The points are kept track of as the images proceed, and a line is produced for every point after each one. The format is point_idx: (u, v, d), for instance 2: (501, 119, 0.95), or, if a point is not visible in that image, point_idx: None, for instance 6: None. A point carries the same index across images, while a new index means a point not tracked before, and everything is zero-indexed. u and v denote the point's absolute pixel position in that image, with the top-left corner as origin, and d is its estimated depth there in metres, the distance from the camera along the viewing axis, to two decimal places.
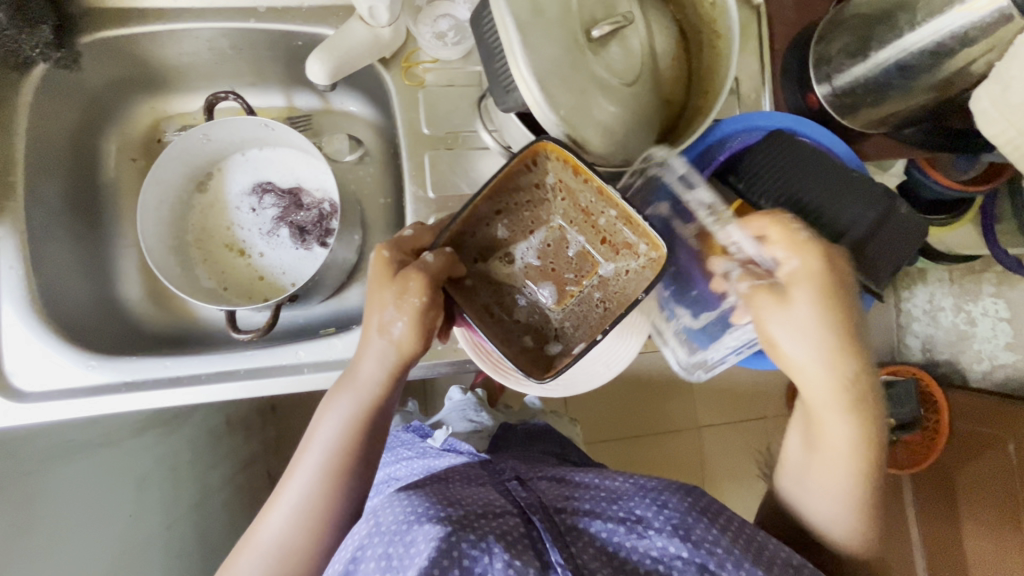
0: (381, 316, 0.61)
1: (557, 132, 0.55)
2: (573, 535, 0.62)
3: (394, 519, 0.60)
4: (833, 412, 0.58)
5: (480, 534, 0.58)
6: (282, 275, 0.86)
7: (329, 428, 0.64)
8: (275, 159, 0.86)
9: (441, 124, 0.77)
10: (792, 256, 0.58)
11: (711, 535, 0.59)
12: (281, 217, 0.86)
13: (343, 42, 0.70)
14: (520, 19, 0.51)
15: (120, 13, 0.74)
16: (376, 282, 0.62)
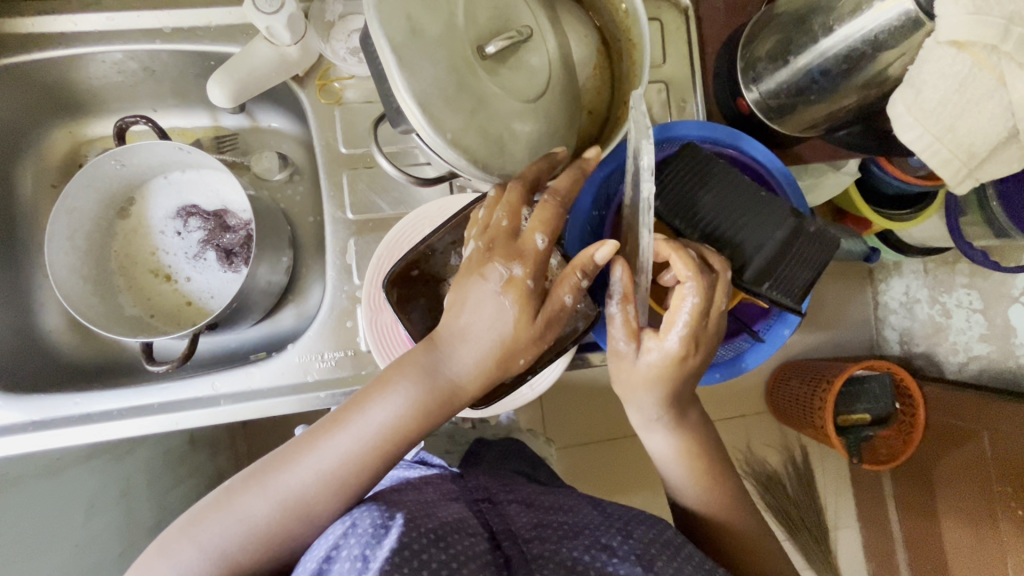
0: (485, 307, 0.55)
1: (449, 155, 0.52)
2: (540, 561, 0.57)
3: (371, 521, 0.55)
4: (652, 425, 0.65)
5: (452, 552, 0.54)
6: (210, 299, 0.84)
7: (387, 411, 0.59)
8: (198, 182, 0.84)
9: (359, 143, 0.75)
10: (670, 333, 0.56)
11: (672, 565, 0.58)
12: (207, 240, 0.85)
13: (246, 62, 0.67)
14: (395, 40, 0.49)
15: (22, 40, 0.72)
16: (506, 295, 0.54)
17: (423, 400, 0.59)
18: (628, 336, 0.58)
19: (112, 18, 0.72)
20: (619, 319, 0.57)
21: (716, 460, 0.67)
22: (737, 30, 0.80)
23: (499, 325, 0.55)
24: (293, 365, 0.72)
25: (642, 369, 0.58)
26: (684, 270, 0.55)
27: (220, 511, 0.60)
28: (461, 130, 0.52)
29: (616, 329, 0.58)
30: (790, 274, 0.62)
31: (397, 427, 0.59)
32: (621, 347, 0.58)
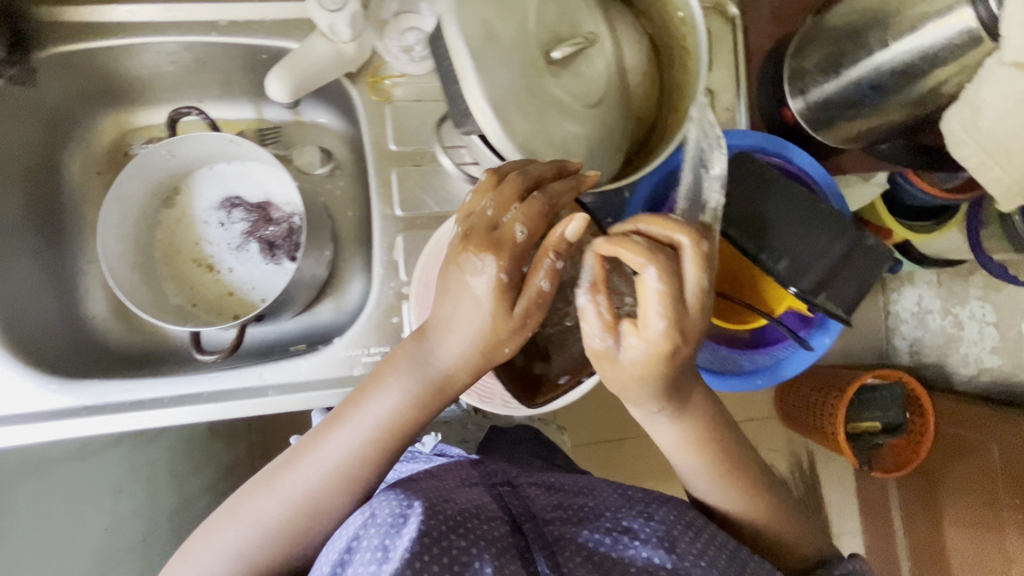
0: (465, 293, 0.53)
1: (516, 158, 0.53)
2: (561, 544, 0.58)
3: (389, 511, 0.56)
4: (658, 421, 0.61)
5: (471, 538, 0.55)
6: (251, 291, 0.85)
7: (382, 402, 0.60)
8: (242, 174, 0.85)
9: (409, 141, 0.76)
10: (648, 327, 0.50)
11: (695, 546, 0.59)
12: (250, 232, 0.85)
13: (304, 59, 0.68)
14: (471, 44, 0.49)
15: (79, 28, 0.72)
16: (482, 288, 0.52)
17: (418, 395, 0.59)
18: (607, 327, 0.52)
19: (168, 9, 0.73)
20: (595, 313, 0.52)
21: (735, 452, 0.65)
22: (783, 39, 0.81)
23: (477, 317, 0.53)
24: (340, 358, 0.72)
25: (627, 368, 0.53)
26: (638, 259, 0.49)
27: (232, 518, 0.60)
28: (526, 137, 0.53)
29: (590, 324, 0.53)
30: (843, 284, 0.63)
31: (393, 420, 0.60)
32: (599, 345, 0.53)
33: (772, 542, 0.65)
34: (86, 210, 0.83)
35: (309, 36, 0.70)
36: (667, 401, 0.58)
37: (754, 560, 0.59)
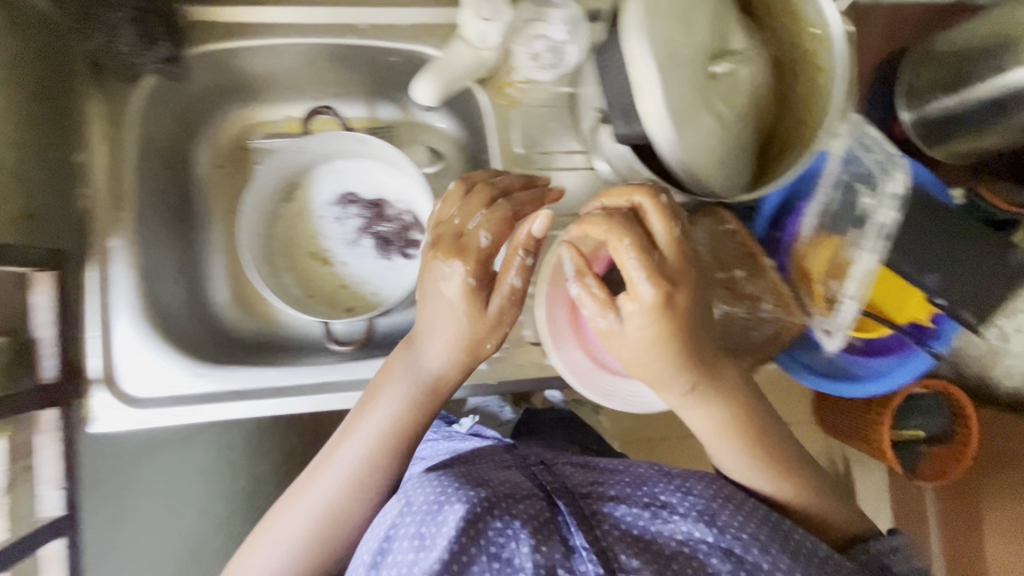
0: (432, 289, 0.62)
1: (685, 169, 0.57)
2: (597, 518, 0.60)
3: (424, 498, 0.59)
4: (687, 406, 0.61)
5: (505, 516, 0.57)
6: (363, 284, 0.88)
7: (386, 410, 0.64)
8: (359, 172, 0.88)
9: (533, 146, 0.80)
10: (638, 287, 0.53)
11: (736, 519, 0.58)
12: (365, 228, 0.89)
13: (451, 64, 0.71)
14: (658, 60, 0.52)
15: (221, 27, 0.74)
16: (454, 292, 0.60)
17: (418, 398, 0.64)
18: (601, 306, 0.56)
19: (307, 10, 0.74)
20: (589, 295, 0.56)
21: (762, 427, 0.64)
22: (892, 56, 0.83)
23: (452, 314, 0.61)
24: None
25: (630, 343, 0.56)
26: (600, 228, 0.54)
27: (264, 538, 0.64)
28: (695, 149, 0.56)
29: (589, 307, 0.56)
30: (979, 294, 0.66)
31: (401, 418, 0.64)
32: (603, 324, 0.56)
33: (810, 517, 0.64)
34: (209, 203, 0.85)
35: (450, 40, 0.71)
36: (692, 377, 0.58)
37: (799, 533, 0.58)
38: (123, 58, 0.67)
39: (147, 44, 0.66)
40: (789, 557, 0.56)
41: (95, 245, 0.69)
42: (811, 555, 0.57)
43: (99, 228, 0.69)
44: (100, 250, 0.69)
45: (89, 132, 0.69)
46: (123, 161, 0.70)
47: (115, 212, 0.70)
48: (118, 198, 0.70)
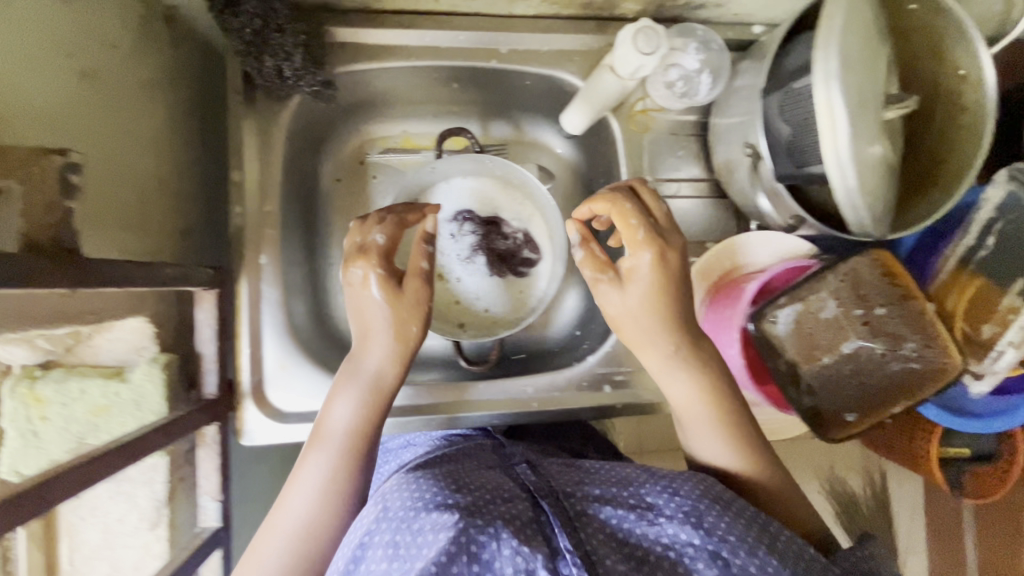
0: (358, 295, 0.65)
1: (858, 214, 0.58)
2: (585, 521, 0.50)
3: (402, 503, 0.50)
4: (676, 385, 0.63)
5: (488, 518, 0.47)
6: (476, 300, 0.89)
7: (342, 411, 0.62)
8: (477, 190, 0.88)
9: (661, 172, 0.82)
10: (636, 250, 0.62)
11: (724, 521, 0.48)
12: (479, 245, 0.89)
13: (600, 95, 0.72)
14: (849, 108, 0.54)
15: (365, 48, 0.73)
16: (374, 293, 0.64)
17: (368, 395, 0.62)
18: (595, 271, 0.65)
19: (452, 33, 0.74)
20: (585, 259, 0.66)
21: (736, 397, 0.63)
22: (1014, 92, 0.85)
23: (383, 313, 0.64)
24: (596, 379, 0.80)
25: (632, 305, 0.64)
26: (599, 207, 0.64)
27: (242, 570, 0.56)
28: (871, 193, 0.57)
29: (585, 272, 0.66)
30: None
31: (365, 410, 0.62)
32: (603, 279, 0.65)
33: (777, 506, 0.57)
34: (329, 215, 0.86)
35: (595, 73, 0.71)
36: (682, 339, 0.63)
37: (789, 536, 0.49)
38: (288, 82, 0.68)
39: (313, 66, 0.67)
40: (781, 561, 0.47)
41: (247, 261, 0.70)
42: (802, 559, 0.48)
43: (251, 244, 0.70)
44: (252, 266, 0.70)
45: (244, 150, 0.70)
46: (271, 178, 0.71)
47: (264, 229, 0.71)
48: (268, 216, 0.71)
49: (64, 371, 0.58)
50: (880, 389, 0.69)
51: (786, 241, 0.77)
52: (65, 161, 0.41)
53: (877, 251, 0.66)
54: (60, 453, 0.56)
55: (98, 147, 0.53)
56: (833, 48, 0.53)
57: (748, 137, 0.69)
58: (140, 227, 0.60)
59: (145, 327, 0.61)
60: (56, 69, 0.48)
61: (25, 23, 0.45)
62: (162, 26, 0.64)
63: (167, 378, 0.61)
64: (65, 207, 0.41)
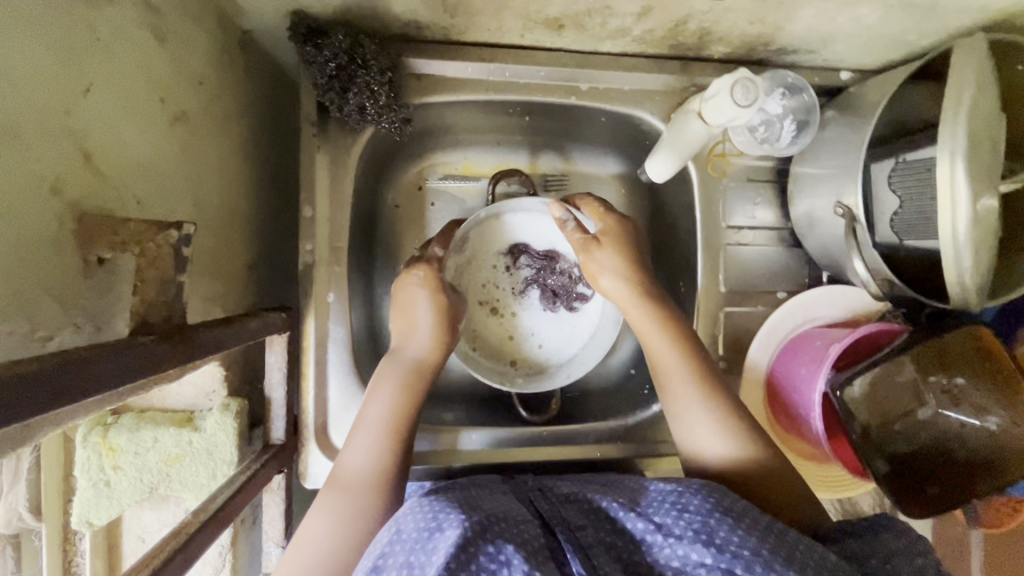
0: (403, 292, 0.66)
1: (967, 289, 0.55)
2: (595, 550, 0.46)
3: (414, 524, 0.45)
4: (659, 347, 0.65)
5: (499, 540, 0.43)
6: (531, 337, 0.83)
7: (382, 402, 0.60)
8: (534, 219, 0.80)
9: (737, 218, 0.78)
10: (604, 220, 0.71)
11: (737, 535, 0.43)
12: (535, 279, 0.82)
13: (691, 142, 0.69)
14: (973, 185, 0.51)
15: (442, 80, 0.70)
16: (417, 288, 0.66)
17: (404, 385, 0.61)
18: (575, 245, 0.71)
19: (532, 66, 0.70)
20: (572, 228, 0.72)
21: (710, 368, 0.65)
22: None
23: (423, 300, 0.65)
24: (660, 429, 0.77)
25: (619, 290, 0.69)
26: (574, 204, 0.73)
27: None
28: (984, 272, 0.55)
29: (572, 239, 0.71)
30: None
31: (398, 412, 0.60)
32: (585, 240, 0.70)
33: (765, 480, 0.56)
34: (387, 243, 0.82)
35: (680, 119, 0.69)
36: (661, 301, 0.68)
37: (806, 543, 0.44)
38: (367, 118, 0.65)
39: (394, 101, 0.65)
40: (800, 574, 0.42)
41: (314, 298, 0.68)
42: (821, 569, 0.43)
43: (319, 282, 0.68)
44: (319, 303, 0.68)
45: (315, 184, 0.67)
46: (341, 214, 0.68)
47: (333, 266, 0.68)
48: (337, 254, 0.68)
49: (135, 417, 0.57)
50: (962, 466, 0.67)
51: (857, 295, 0.75)
52: (180, 235, 0.39)
53: (975, 326, 0.64)
54: (130, 501, 0.58)
55: (187, 192, 0.51)
56: (959, 127, 0.51)
57: (838, 196, 0.66)
58: (215, 270, 0.58)
59: (217, 371, 0.58)
60: (153, 117, 0.46)
61: (129, 73, 0.43)
62: (238, 51, 0.60)
63: (239, 426, 0.58)
64: (178, 283, 0.39)
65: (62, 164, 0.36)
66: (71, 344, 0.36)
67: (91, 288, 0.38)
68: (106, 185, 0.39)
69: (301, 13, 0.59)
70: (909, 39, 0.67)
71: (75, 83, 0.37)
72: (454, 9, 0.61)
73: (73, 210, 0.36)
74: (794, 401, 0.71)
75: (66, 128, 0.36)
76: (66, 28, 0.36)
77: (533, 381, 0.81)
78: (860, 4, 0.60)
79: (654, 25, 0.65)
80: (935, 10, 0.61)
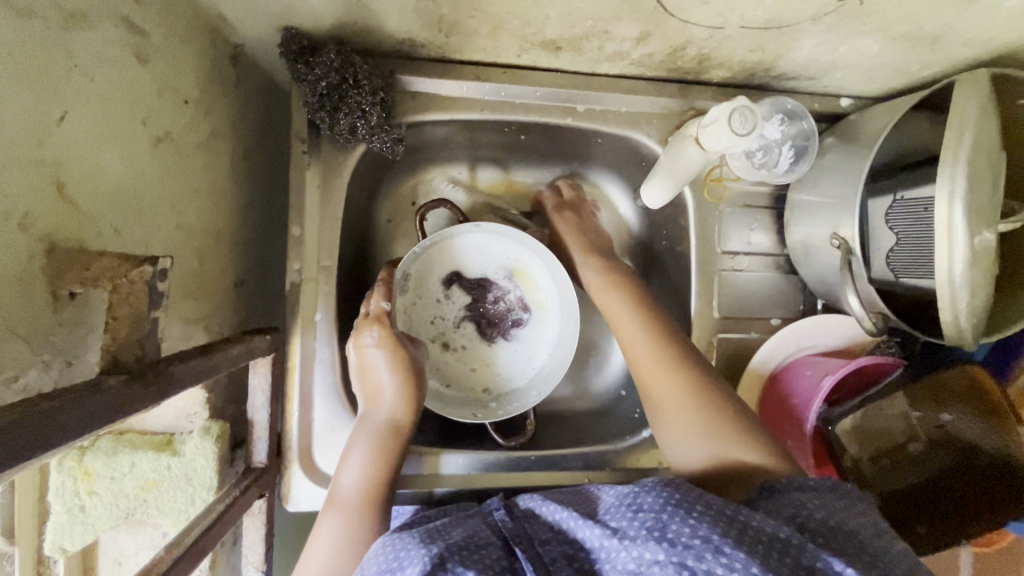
0: (363, 355, 0.63)
1: (963, 328, 0.54)
2: (558, 564, 0.46)
3: (377, 565, 0.45)
4: (623, 328, 0.69)
5: (458, 565, 0.44)
6: (494, 366, 0.79)
7: (354, 468, 0.59)
8: (477, 249, 0.77)
9: (732, 244, 0.77)
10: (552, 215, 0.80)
11: (688, 525, 0.42)
12: (473, 310, 0.79)
13: (683, 167, 0.68)
14: (971, 226, 0.51)
15: (435, 99, 0.68)
16: (377, 350, 0.63)
17: (377, 445, 0.60)
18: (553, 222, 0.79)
19: (527, 86, 0.69)
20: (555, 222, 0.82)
21: (679, 352, 0.65)
22: None
23: (387, 357, 0.63)
24: (650, 456, 0.76)
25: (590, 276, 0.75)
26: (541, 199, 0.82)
27: None
28: (978, 312, 0.54)
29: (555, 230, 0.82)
30: None
31: (373, 463, 0.59)
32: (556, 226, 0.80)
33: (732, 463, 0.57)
34: (378, 259, 0.81)
35: (677, 144, 0.68)
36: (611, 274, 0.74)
37: (759, 521, 0.44)
38: (358, 137, 0.64)
39: (385, 120, 0.63)
40: (751, 554, 0.41)
41: (301, 317, 0.66)
42: (771, 543, 0.42)
43: (306, 302, 0.67)
44: (305, 322, 0.67)
45: (305, 201, 0.66)
46: (331, 233, 0.67)
47: (321, 286, 0.67)
48: (326, 273, 0.67)
49: (112, 441, 0.56)
50: (960, 500, 0.65)
51: (851, 324, 0.74)
52: (155, 270, 0.38)
53: (968, 367, 0.63)
54: (105, 527, 0.56)
55: (169, 216, 0.50)
56: (959, 167, 0.50)
57: (835, 226, 0.65)
58: (199, 290, 0.56)
59: (199, 393, 0.57)
60: (134, 139, 0.45)
61: (108, 96, 0.41)
62: (227, 67, 0.59)
63: (219, 451, 0.57)
64: (151, 319, 0.38)
65: (31, 197, 0.34)
66: (39, 382, 0.35)
67: (61, 323, 0.37)
68: (80, 216, 0.38)
69: (293, 29, 0.57)
70: (911, 69, 0.66)
71: (49, 112, 0.36)
72: (449, 29, 0.60)
73: (43, 244, 0.35)
74: (783, 434, 0.70)
75: (37, 159, 0.35)
76: (40, 56, 0.35)
77: (507, 403, 0.78)
78: (862, 36, 0.59)
79: (652, 50, 0.63)
80: (938, 43, 0.60)
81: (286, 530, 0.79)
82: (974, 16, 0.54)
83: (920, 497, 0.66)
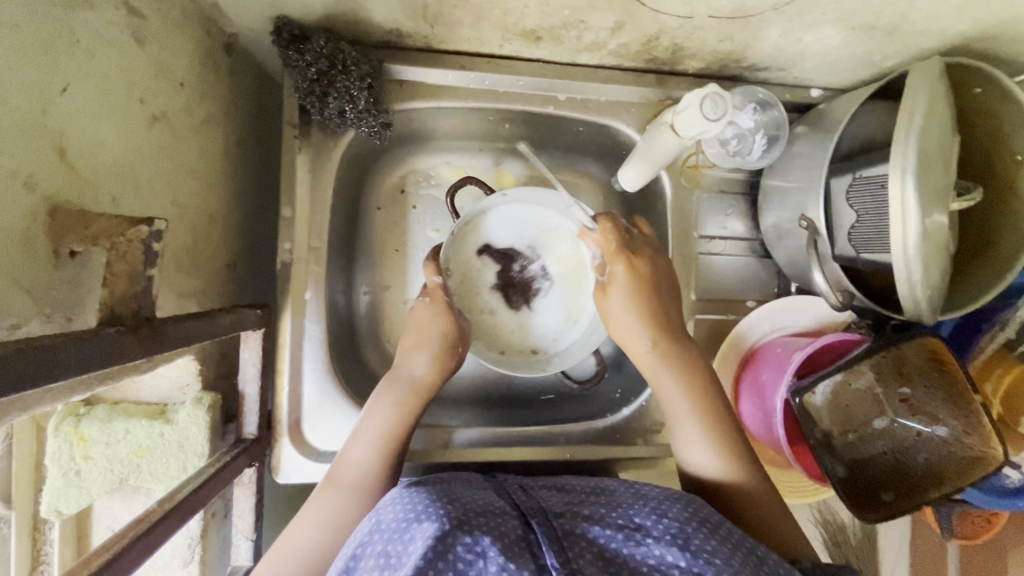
0: (415, 316, 0.69)
1: (918, 301, 0.57)
2: (572, 539, 0.45)
3: (395, 515, 0.45)
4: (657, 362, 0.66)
5: (477, 531, 0.42)
6: (542, 323, 0.81)
7: (378, 417, 0.62)
8: (505, 218, 0.78)
9: (708, 228, 0.80)
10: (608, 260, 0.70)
11: (711, 545, 0.44)
12: (503, 278, 0.79)
13: (660, 154, 0.72)
14: (923, 203, 0.54)
15: (421, 87, 0.71)
16: (431, 310, 0.69)
17: (402, 401, 0.64)
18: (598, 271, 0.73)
19: (509, 75, 0.72)
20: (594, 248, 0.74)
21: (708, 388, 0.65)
22: None
23: (437, 320, 0.69)
24: (629, 432, 0.78)
25: (621, 315, 0.68)
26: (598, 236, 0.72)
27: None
28: (933, 286, 0.57)
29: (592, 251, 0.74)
30: None
31: (393, 429, 0.62)
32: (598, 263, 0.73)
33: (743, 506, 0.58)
34: (368, 244, 0.84)
35: (654, 131, 0.71)
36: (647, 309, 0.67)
37: (774, 562, 0.46)
38: (347, 122, 0.67)
39: (373, 107, 0.66)
40: None
41: (291, 295, 0.69)
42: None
43: (296, 281, 0.69)
44: (296, 301, 0.69)
45: (296, 185, 0.69)
46: (321, 216, 0.70)
47: (310, 266, 0.70)
48: (315, 254, 0.70)
49: (107, 409, 0.58)
50: (915, 471, 0.69)
51: (823, 306, 0.78)
52: (151, 231, 0.41)
53: (928, 336, 0.64)
54: (100, 491, 0.59)
55: (165, 192, 0.52)
56: (910, 146, 0.53)
57: (803, 208, 0.69)
58: (193, 266, 0.59)
59: (191, 365, 0.59)
60: (131, 116, 0.47)
61: (108, 73, 0.44)
62: (222, 54, 0.62)
63: (211, 420, 0.59)
64: (148, 276, 0.41)
65: (36, 160, 0.37)
66: (39, 333, 0.38)
67: (62, 280, 0.39)
68: (80, 180, 0.41)
69: (284, 18, 0.60)
70: (874, 60, 0.69)
71: (52, 82, 0.38)
72: (434, 19, 0.63)
73: (46, 204, 0.38)
74: (757, 409, 0.73)
75: (40, 125, 0.38)
76: (45, 31, 0.38)
77: (566, 355, 0.80)
78: (824, 25, 0.62)
79: (629, 39, 0.67)
80: (896, 34, 0.63)
81: (275, 505, 0.81)
82: (926, 7, 0.58)
83: (880, 468, 0.70)
